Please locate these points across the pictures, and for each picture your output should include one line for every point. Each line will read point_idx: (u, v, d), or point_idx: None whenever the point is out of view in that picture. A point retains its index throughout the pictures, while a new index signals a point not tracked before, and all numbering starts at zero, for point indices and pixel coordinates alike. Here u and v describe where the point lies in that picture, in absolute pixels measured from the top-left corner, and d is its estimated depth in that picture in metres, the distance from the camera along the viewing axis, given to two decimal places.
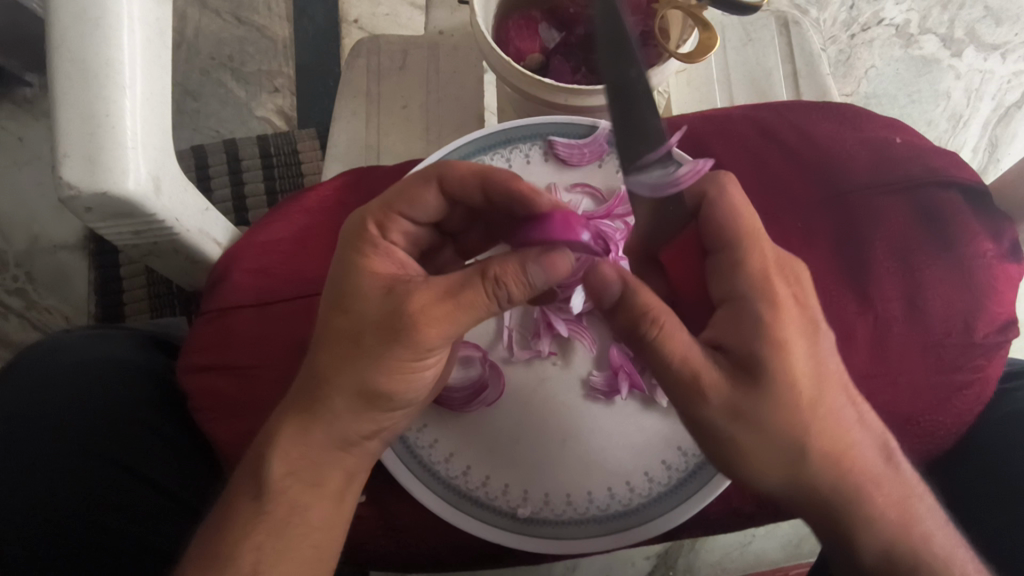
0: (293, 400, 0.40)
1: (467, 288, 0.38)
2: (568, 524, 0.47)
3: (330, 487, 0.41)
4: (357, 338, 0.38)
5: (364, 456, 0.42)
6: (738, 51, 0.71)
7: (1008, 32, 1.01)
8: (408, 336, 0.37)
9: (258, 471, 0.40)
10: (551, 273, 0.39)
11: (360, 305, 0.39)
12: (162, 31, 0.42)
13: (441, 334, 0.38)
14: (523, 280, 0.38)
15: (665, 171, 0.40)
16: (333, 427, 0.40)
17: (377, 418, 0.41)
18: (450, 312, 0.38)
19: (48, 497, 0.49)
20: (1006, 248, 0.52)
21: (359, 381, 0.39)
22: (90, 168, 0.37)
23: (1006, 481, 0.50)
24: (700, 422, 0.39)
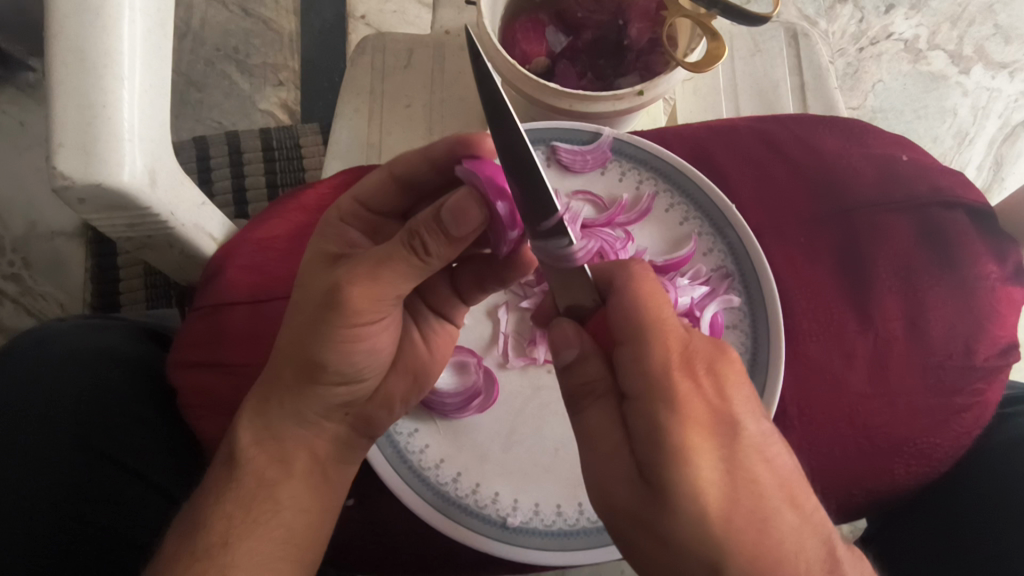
0: (263, 379, 0.42)
1: (393, 256, 0.38)
2: (558, 535, 0.46)
3: (298, 471, 0.42)
4: (303, 314, 0.39)
5: (325, 437, 0.43)
6: (746, 61, 0.70)
7: (1017, 51, 1.01)
8: (340, 307, 0.37)
9: (234, 455, 0.41)
10: (460, 224, 0.36)
11: (310, 281, 0.39)
12: (163, 23, 0.42)
13: (373, 301, 0.38)
14: (435, 225, 0.36)
15: (562, 246, 0.34)
16: (287, 402, 0.41)
17: (327, 393, 0.41)
18: (376, 278, 0.38)
19: (28, 487, 0.48)
20: (1008, 271, 0.52)
21: (306, 357, 0.39)
22: (85, 159, 0.37)
23: (1003, 508, 0.49)
24: (623, 512, 0.33)
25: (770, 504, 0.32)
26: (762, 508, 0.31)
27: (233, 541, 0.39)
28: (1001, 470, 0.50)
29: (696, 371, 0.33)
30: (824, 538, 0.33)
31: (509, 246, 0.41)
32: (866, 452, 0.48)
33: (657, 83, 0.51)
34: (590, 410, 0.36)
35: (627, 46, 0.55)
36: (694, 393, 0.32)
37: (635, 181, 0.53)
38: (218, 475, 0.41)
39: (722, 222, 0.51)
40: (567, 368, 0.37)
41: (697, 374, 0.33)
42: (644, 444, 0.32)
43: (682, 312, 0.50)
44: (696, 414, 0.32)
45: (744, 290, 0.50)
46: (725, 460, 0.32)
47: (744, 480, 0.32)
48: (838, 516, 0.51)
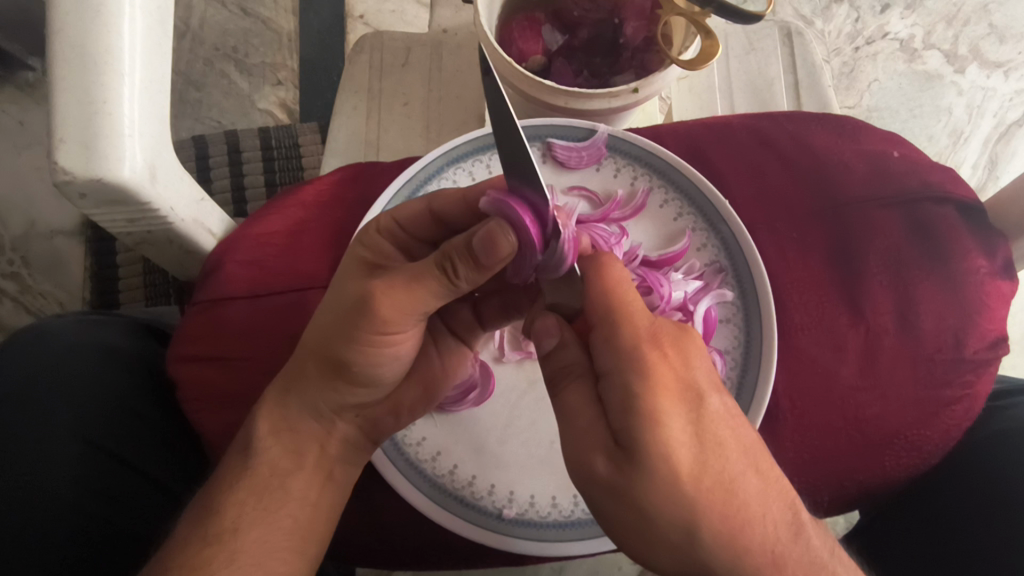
0: (286, 372, 0.43)
1: (425, 276, 0.38)
2: (552, 526, 0.47)
3: (308, 462, 0.42)
4: (335, 314, 0.39)
5: (333, 433, 0.44)
6: (740, 60, 0.71)
7: (1012, 50, 1.02)
8: (369, 313, 0.38)
9: (247, 443, 0.42)
10: (490, 253, 0.35)
11: (343, 283, 0.40)
12: (162, 20, 0.42)
13: (405, 313, 0.39)
14: (463, 250, 0.36)
15: (555, 253, 0.36)
16: (306, 394, 0.42)
17: (346, 394, 0.42)
18: (410, 293, 0.38)
19: (29, 479, 0.48)
20: (998, 266, 0.52)
21: (333, 356, 0.40)
22: (85, 155, 0.37)
23: (989, 498, 0.49)
24: (607, 491, 0.34)
25: (740, 476, 0.33)
26: (731, 478, 0.33)
27: (241, 525, 0.39)
28: (981, 457, 0.51)
29: (662, 344, 0.35)
30: (793, 503, 0.34)
31: (543, 271, 0.39)
32: (856, 445, 0.49)
33: (651, 81, 0.51)
34: (578, 399, 0.36)
35: (622, 45, 0.56)
36: (662, 365, 0.34)
37: (629, 177, 0.54)
38: (230, 464, 0.41)
39: (714, 216, 0.52)
40: (548, 355, 0.39)
41: (663, 346, 0.34)
42: (619, 412, 0.33)
43: (677, 306, 0.50)
44: (668, 385, 0.33)
45: (736, 284, 0.51)
46: (694, 425, 0.33)
47: (717, 452, 0.33)
48: (830, 509, 0.51)
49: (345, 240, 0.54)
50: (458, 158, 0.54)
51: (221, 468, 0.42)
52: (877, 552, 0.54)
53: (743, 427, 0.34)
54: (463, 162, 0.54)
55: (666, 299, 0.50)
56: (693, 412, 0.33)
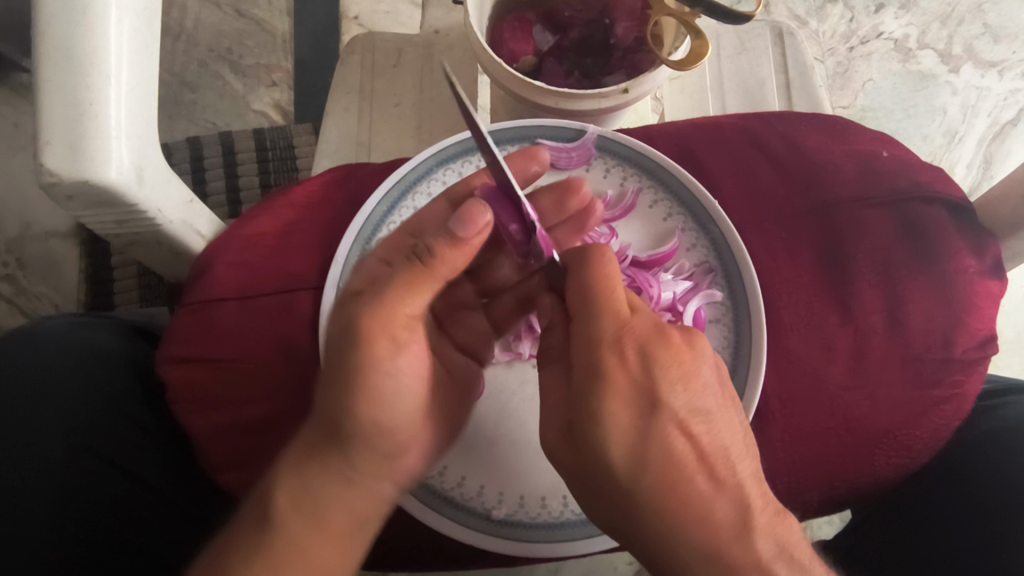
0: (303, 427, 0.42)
1: (407, 270, 0.42)
2: (542, 527, 0.47)
3: (333, 525, 0.40)
4: (331, 353, 0.42)
5: (361, 490, 0.42)
6: (733, 60, 0.71)
7: (1006, 50, 1.02)
8: (363, 341, 0.41)
9: (263, 507, 0.40)
10: (468, 230, 0.42)
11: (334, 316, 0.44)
12: (150, 22, 0.42)
13: (392, 323, 0.42)
14: (437, 233, 0.42)
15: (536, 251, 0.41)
16: (330, 455, 0.41)
17: (365, 441, 0.42)
18: (390, 296, 0.42)
19: (20, 483, 0.49)
20: (987, 265, 0.52)
21: (336, 393, 0.41)
22: (72, 156, 0.37)
23: (977, 499, 0.50)
24: None
25: (696, 473, 0.37)
26: (688, 472, 0.37)
27: None
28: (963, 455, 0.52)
29: (624, 346, 0.38)
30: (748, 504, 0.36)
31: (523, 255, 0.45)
32: (846, 445, 0.49)
33: (641, 81, 0.51)
34: None
35: (613, 45, 0.56)
36: (619, 369, 0.38)
37: (619, 177, 0.54)
38: (248, 531, 0.39)
39: (704, 216, 0.52)
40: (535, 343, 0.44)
41: (624, 352, 0.38)
42: None
43: (666, 307, 0.51)
44: (619, 385, 0.38)
45: (726, 284, 0.51)
46: (640, 424, 0.37)
47: None
48: (823, 509, 0.51)
49: (335, 240, 0.54)
50: (448, 159, 0.54)
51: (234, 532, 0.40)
52: (864, 547, 0.54)
53: (703, 429, 0.38)
54: (453, 163, 0.54)
55: (655, 300, 0.51)
56: (648, 408, 0.37)
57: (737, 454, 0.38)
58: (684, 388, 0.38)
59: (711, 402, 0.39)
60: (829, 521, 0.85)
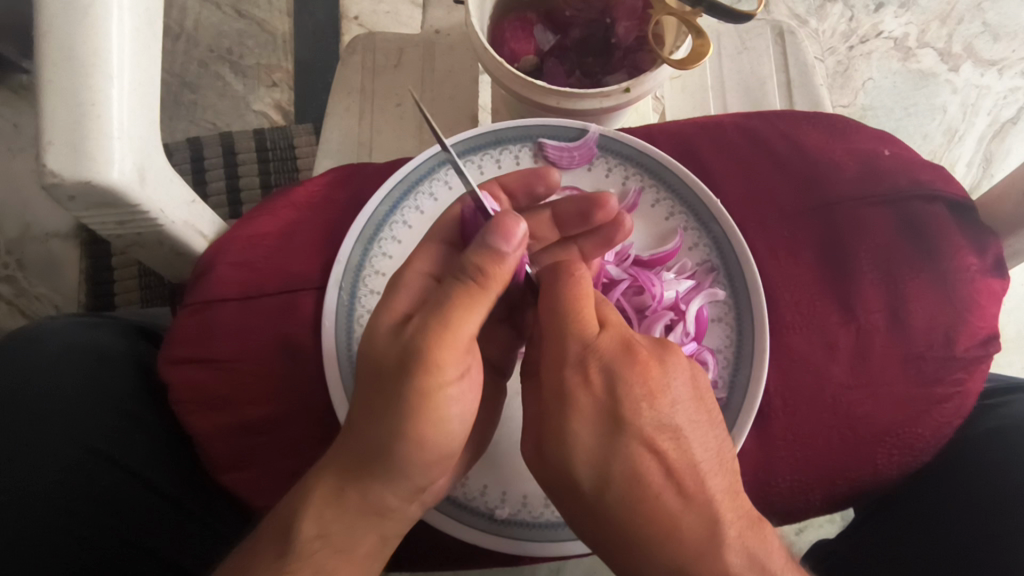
0: (338, 451, 0.40)
1: (457, 297, 0.40)
2: (545, 527, 0.47)
3: (356, 550, 0.39)
4: (378, 373, 0.40)
5: (387, 515, 0.41)
6: (733, 59, 0.71)
7: (1006, 48, 1.02)
8: (425, 363, 0.39)
9: (286, 531, 0.38)
10: (502, 237, 0.39)
11: (376, 337, 0.41)
12: (151, 22, 0.42)
13: (451, 354, 0.40)
14: (475, 247, 0.40)
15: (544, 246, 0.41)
16: (367, 478, 0.39)
17: (407, 469, 0.40)
18: (448, 328, 0.39)
19: (27, 485, 0.49)
20: (989, 264, 0.52)
21: (383, 416, 0.39)
22: (74, 156, 0.37)
23: (978, 497, 0.50)
24: None
25: (662, 487, 0.39)
26: (654, 490, 0.39)
27: None
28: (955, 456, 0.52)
29: (588, 368, 0.41)
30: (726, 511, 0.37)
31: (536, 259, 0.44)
32: (849, 443, 0.49)
33: (643, 80, 0.51)
34: None
35: (614, 44, 0.56)
36: (582, 390, 0.41)
37: (621, 176, 0.54)
38: (269, 554, 0.38)
39: (705, 215, 0.52)
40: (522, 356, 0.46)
41: (587, 370, 0.41)
42: None
43: (668, 306, 0.51)
44: (584, 406, 0.41)
45: (728, 283, 0.51)
46: (617, 431, 0.40)
47: None
48: (826, 507, 0.52)
49: (336, 240, 0.54)
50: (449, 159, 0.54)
51: (251, 551, 0.39)
52: (863, 544, 0.54)
53: (670, 445, 0.40)
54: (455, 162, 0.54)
55: (657, 299, 0.51)
56: (611, 425, 0.40)
57: (708, 469, 0.39)
58: (649, 406, 0.40)
59: (680, 419, 0.41)
60: (830, 519, 0.86)
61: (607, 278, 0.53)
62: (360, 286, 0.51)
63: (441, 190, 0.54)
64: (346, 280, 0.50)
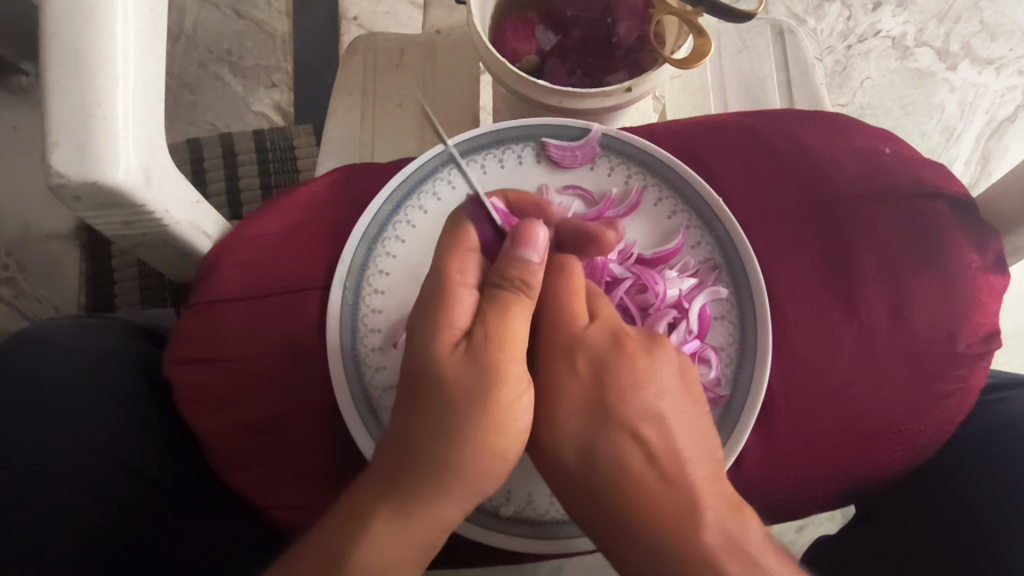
0: (398, 467, 0.38)
1: (513, 310, 0.41)
2: (551, 524, 0.47)
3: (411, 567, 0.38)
4: (445, 391, 0.39)
5: (447, 531, 0.39)
6: (734, 58, 0.71)
7: (1003, 47, 1.02)
8: (498, 379, 0.40)
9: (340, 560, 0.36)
10: (529, 244, 0.42)
11: (437, 354, 0.40)
12: (155, 23, 0.43)
13: (520, 366, 0.41)
14: (507, 260, 0.42)
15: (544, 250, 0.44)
16: (436, 496, 0.38)
17: (473, 485, 0.39)
18: (515, 339, 0.41)
19: (34, 486, 0.50)
20: (990, 261, 0.52)
21: (448, 435, 0.38)
22: (82, 157, 0.37)
23: (983, 492, 0.50)
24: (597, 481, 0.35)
25: (672, 479, 0.39)
26: (659, 486, 0.39)
27: None
28: (949, 452, 0.53)
29: (592, 359, 0.42)
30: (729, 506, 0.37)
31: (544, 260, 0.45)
32: (854, 441, 0.50)
33: (644, 79, 0.51)
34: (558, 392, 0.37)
35: (615, 43, 0.56)
36: (570, 379, 0.42)
37: (623, 176, 0.54)
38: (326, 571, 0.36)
39: (708, 214, 0.52)
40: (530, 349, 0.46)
41: (575, 361, 0.42)
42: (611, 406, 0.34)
43: (672, 304, 0.51)
44: (589, 404, 0.41)
45: (731, 281, 0.51)
46: (622, 427, 0.40)
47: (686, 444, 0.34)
48: (829, 503, 0.52)
49: (340, 238, 0.54)
50: (451, 159, 0.54)
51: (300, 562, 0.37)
52: (868, 541, 0.55)
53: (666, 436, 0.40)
54: (456, 162, 0.54)
55: (661, 297, 0.51)
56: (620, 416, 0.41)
57: (690, 457, 0.40)
58: (636, 397, 0.41)
59: (674, 412, 0.41)
60: (830, 517, 0.86)
61: (610, 277, 0.51)
62: (365, 286, 0.51)
63: (444, 189, 0.54)
64: (350, 280, 0.50)
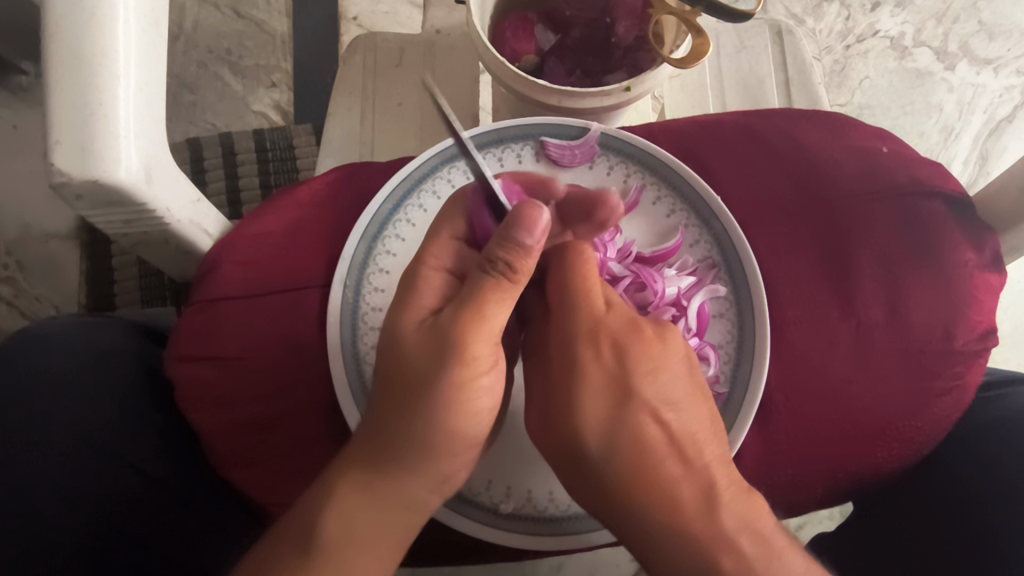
0: (362, 444, 0.40)
1: (488, 291, 0.40)
2: (550, 520, 0.47)
3: (383, 539, 0.39)
4: (405, 369, 0.41)
5: (419, 507, 0.40)
6: (732, 58, 0.71)
7: (1001, 47, 1.02)
8: (459, 356, 0.40)
9: (310, 528, 0.37)
10: (528, 228, 0.39)
11: (400, 334, 0.42)
12: (157, 23, 0.43)
13: (485, 345, 0.41)
14: (499, 241, 0.39)
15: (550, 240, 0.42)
16: (399, 472, 0.39)
17: (436, 462, 0.41)
18: (484, 318, 0.40)
19: (36, 485, 0.50)
20: (987, 259, 0.52)
21: (411, 411, 0.40)
22: (83, 156, 0.37)
23: (983, 486, 0.50)
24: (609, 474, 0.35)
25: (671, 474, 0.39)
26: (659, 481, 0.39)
27: None
28: (947, 447, 0.53)
29: (591, 356, 0.42)
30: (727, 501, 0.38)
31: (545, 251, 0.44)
32: (850, 437, 0.50)
33: (643, 79, 0.51)
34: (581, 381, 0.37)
35: (614, 43, 0.56)
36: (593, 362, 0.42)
37: (622, 175, 0.54)
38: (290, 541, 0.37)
39: (706, 213, 0.52)
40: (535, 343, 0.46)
41: (598, 346, 0.42)
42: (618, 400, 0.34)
43: (671, 302, 0.51)
44: (589, 399, 0.41)
45: (729, 279, 0.51)
46: (621, 424, 0.41)
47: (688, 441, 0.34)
48: (832, 498, 0.52)
49: (341, 237, 0.54)
50: (450, 158, 0.54)
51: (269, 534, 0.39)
52: (867, 536, 0.55)
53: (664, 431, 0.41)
54: (455, 162, 0.54)
55: (659, 295, 0.51)
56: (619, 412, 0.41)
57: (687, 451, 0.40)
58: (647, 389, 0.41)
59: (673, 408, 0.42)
60: (829, 515, 0.86)
61: (610, 275, 0.52)
62: (365, 284, 0.51)
63: (444, 189, 0.54)
64: (350, 278, 0.51)
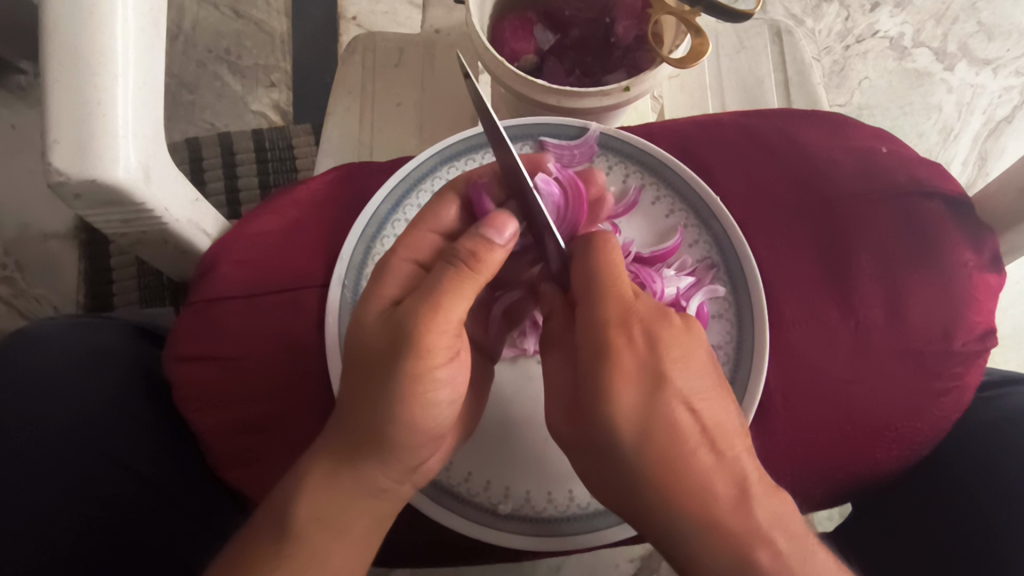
0: (331, 435, 0.41)
1: (442, 279, 0.40)
2: (549, 521, 0.47)
3: (356, 529, 0.39)
4: (367, 360, 0.40)
5: (386, 498, 0.41)
6: (731, 58, 0.71)
7: (1000, 47, 1.02)
8: (413, 347, 0.39)
9: (284, 519, 0.38)
10: (495, 230, 0.41)
11: (364, 325, 0.42)
12: (155, 22, 0.43)
13: (440, 336, 0.39)
14: (465, 236, 0.41)
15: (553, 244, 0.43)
16: (364, 463, 0.40)
17: (401, 454, 0.41)
18: (439, 307, 0.39)
19: (31, 486, 0.49)
20: (986, 259, 0.52)
21: (372, 403, 0.39)
22: (81, 155, 0.37)
23: (986, 485, 0.50)
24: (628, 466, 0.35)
25: None
26: None
27: None
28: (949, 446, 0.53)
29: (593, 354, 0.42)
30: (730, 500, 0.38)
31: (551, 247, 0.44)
32: (848, 437, 0.50)
33: (642, 78, 0.51)
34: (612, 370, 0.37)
35: (613, 43, 0.56)
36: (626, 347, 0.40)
37: (621, 175, 0.55)
38: (266, 534, 0.38)
39: (706, 213, 0.52)
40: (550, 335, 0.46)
41: (630, 329, 0.41)
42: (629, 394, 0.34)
43: (670, 302, 0.51)
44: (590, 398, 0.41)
45: (729, 280, 0.51)
46: None
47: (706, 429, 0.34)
48: (840, 496, 0.52)
49: (341, 236, 0.54)
50: (450, 157, 0.54)
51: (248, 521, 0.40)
52: (870, 535, 0.55)
53: None
54: (455, 161, 0.54)
55: (658, 295, 0.51)
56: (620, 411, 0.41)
57: None
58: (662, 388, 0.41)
59: None
60: (829, 516, 0.86)
61: None
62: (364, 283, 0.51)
63: None
64: (349, 278, 0.51)
